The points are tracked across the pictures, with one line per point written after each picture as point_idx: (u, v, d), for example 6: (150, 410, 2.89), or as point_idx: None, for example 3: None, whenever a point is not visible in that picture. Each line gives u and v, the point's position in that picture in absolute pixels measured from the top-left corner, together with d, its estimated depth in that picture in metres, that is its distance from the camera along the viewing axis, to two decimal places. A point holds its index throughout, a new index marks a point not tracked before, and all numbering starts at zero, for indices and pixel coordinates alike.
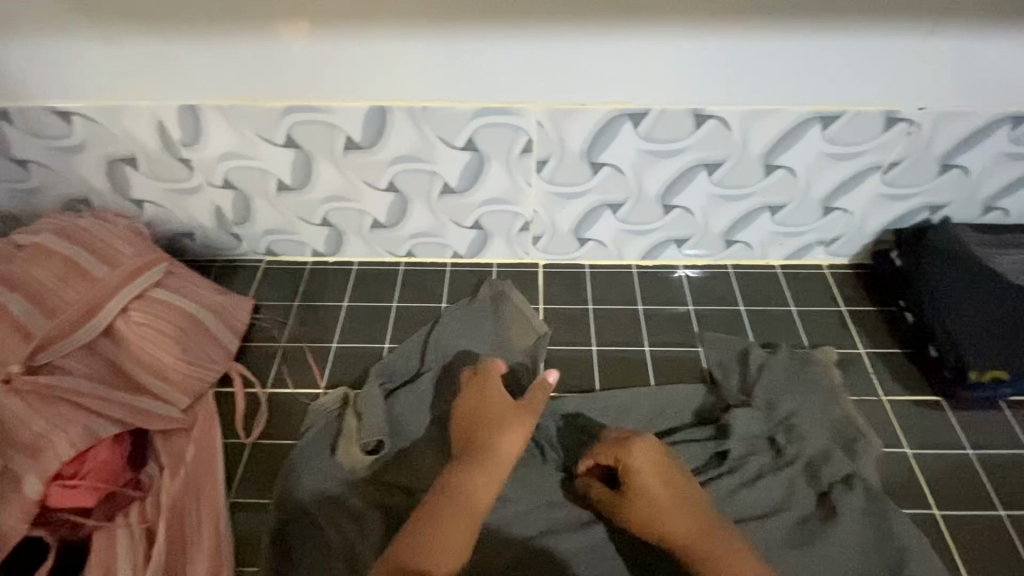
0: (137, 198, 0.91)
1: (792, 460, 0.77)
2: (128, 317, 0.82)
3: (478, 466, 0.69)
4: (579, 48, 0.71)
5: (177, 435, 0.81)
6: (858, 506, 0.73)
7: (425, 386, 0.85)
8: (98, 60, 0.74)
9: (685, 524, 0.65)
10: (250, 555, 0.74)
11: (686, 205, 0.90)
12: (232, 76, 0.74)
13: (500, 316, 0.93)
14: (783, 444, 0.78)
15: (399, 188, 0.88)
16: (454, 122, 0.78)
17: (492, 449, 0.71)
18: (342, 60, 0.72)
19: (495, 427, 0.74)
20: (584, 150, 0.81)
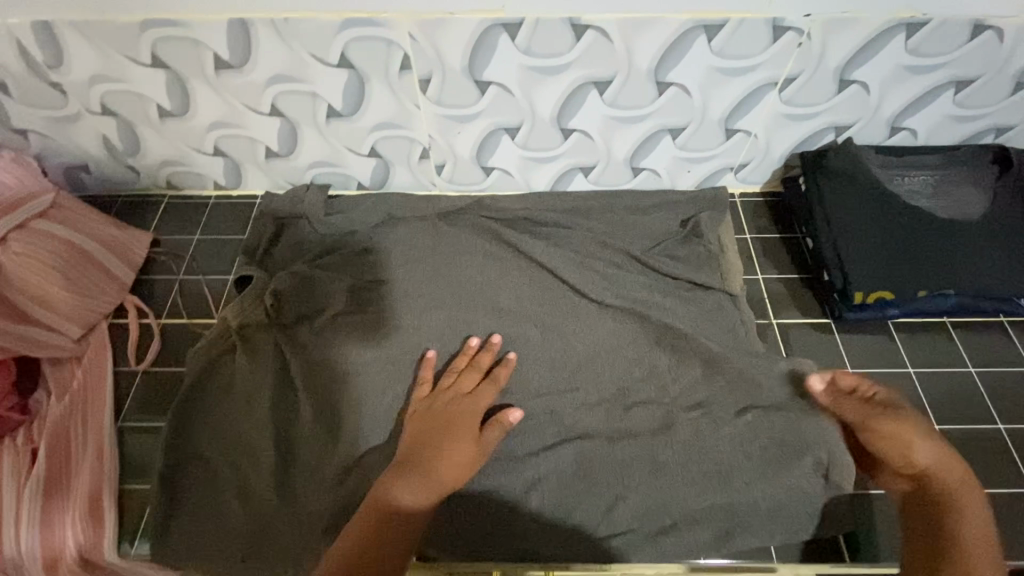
0: (19, 126, 0.89)
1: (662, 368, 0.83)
2: (9, 247, 0.81)
3: (415, 477, 0.68)
4: None
5: (68, 362, 0.82)
6: (715, 426, 0.78)
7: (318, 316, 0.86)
8: None
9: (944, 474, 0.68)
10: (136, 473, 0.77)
11: (583, 129, 0.87)
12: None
13: (409, 228, 0.94)
14: (660, 355, 0.84)
15: (284, 113, 0.85)
16: (323, 36, 0.75)
17: (439, 460, 0.70)
18: None
19: (452, 439, 0.72)
20: (464, 67, 0.78)
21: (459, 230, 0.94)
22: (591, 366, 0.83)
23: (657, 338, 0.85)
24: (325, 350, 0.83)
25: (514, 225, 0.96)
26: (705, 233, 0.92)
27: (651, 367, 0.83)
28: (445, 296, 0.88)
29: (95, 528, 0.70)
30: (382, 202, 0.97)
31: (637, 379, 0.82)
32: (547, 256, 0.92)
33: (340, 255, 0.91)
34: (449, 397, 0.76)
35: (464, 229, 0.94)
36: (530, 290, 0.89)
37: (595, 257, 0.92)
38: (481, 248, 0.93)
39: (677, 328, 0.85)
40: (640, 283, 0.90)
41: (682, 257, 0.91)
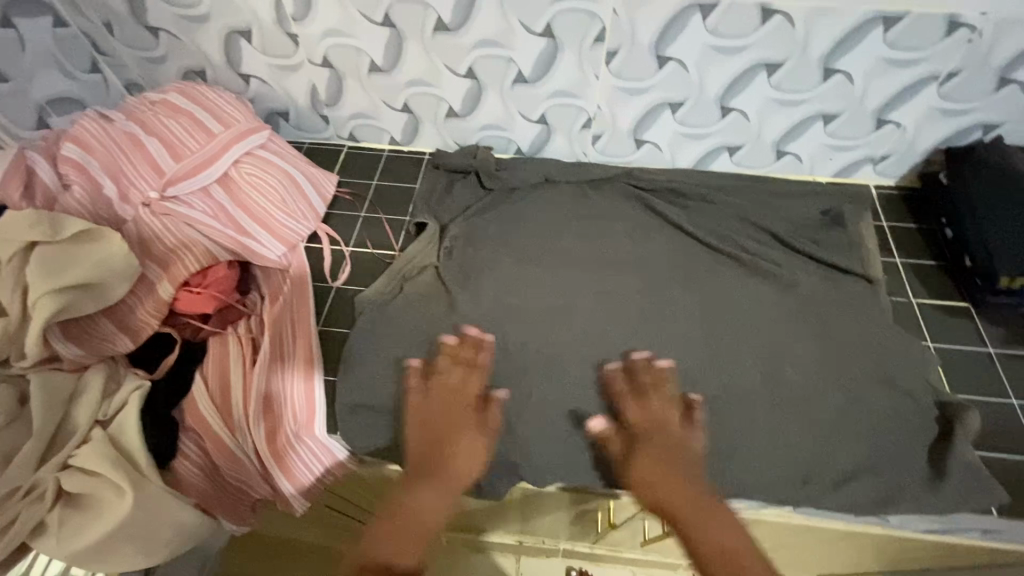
0: (245, 72, 1.03)
1: (805, 330, 0.89)
2: (241, 168, 0.95)
3: (433, 481, 0.75)
4: None
5: (276, 273, 0.94)
6: (860, 386, 0.84)
7: (490, 255, 0.97)
8: None
9: (671, 484, 0.74)
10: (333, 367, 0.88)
11: (742, 108, 0.96)
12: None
13: (571, 189, 1.05)
14: (801, 318, 0.90)
15: (476, 76, 0.97)
16: (537, 7, 0.86)
17: (456, 467, 0.77)
18: None
19: (456, 447, 0.78)
20: (652, 42, 0.88)
21: (613, 199, 1.03)
22: (737, 322, 0.90)
23: (799, 305, 0.92)
24: (499, 283, 0.94)
25: (661, 198, 1.04)
26: (847, 222, 0.99)
27: (795, 328, 0.89)
28: (603, 250, 0.98)
29: (306, 408, 0.82)
30: (541, 165, 1.07)
31: (782, 337, 0.89)
32: (694, 225, 1.00)
33: (514, 203, 1.03)
34: (429, 402, 0.81)
35: (616, 196, 1.04)
36: (677, 252, 0.98)
37: (738, 230, 1.00)
38: (633, 214, 1.02)
39: (817, 296, 0.92)
40: (783, 256, 0.97)
41: (824, 240, 0.98)
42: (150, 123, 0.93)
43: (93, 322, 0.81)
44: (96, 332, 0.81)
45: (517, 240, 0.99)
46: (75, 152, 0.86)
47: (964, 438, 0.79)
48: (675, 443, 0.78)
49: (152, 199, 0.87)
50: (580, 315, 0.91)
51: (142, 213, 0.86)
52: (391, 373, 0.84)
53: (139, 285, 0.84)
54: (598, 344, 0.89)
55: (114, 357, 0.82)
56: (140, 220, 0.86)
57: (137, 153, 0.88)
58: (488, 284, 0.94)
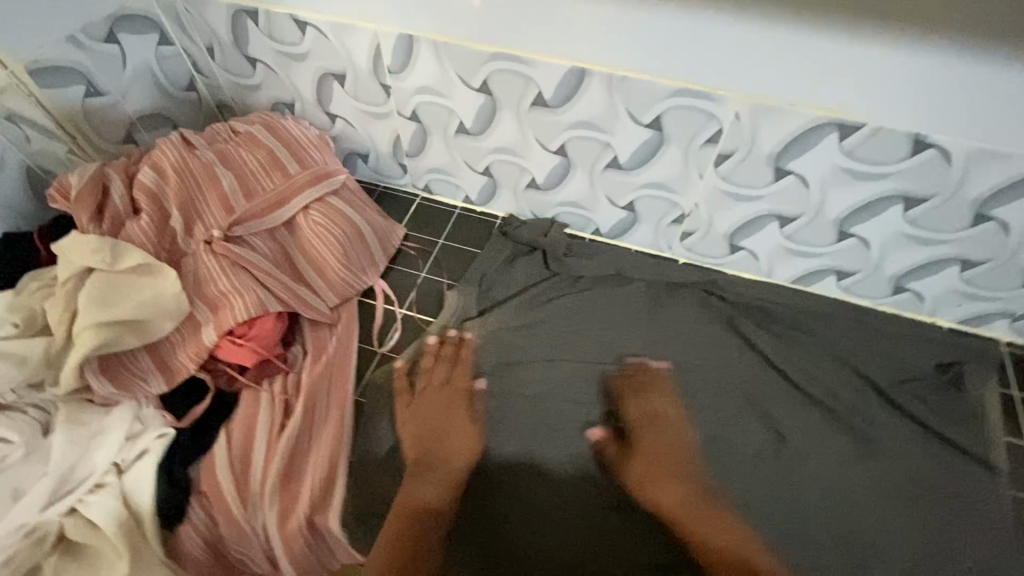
0: (333, 111, 1.00)
1: (899, 511, 0.78)
2: (310, 215, 0.91)
3: (429, 475, 0.78)
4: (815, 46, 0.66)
5: (323, 327, 0.90)
6: None
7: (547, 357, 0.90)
8: None
9: (669, 495, 0.77)
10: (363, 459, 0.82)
11: (864, 236, 0.84)
12: (464, 13, 0.77)
13: (647, 292, 0.95)
14: (898, 495, 0.79)
15: (568, 154, 0.90)
16: (650, 99, 0.77)
17: (450, 448, 0.80)
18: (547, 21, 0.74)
19: (451, 423, 0.83)
20: (773, 153, 0.78)
21: (687, 311, 0.93)
22: (819, 488, 0.80)
23: (892, 483, 0.80)
24: (552, 390, 0.87)
25: (745, 318, 0.92)
26: (966, 386, 0.86)
27: (885, 506, 0.78)
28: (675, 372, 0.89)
29: (324, 495, 0.76)
30: (618, 256, 0.98)
31: (869, 516, 0.78)
32: (780, 358, 0.89)
33: (583, 298, 0.95)
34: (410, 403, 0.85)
35: (691, 307, 0.94)
36: (758, 385, 0.87)
37: (829, 372, 0.88)
38: (710, 332, 0.91)
39: (919, 472, 0.80)
40: (884, 415, 0.84)
41: (936, 403, 0.85)
42: (230, 154, 0.90)
43: (132, 358, 0.78)
44: (133, 369, 0.78)
45: (580, 342, 0.92)
46: (150, 178, 0.83)
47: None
48: (660, 426, 0.83)
49: (216, 237, 0.83)
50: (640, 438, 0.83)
51: (202, 250, 0.82)
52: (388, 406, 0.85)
53: (184, 324, 0.80)
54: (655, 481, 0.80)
55: (145, 398, 0.79)
56: (199, 258, 0.82)
57: (211, 187, 0.86)
58: (543, 388, 0.87)
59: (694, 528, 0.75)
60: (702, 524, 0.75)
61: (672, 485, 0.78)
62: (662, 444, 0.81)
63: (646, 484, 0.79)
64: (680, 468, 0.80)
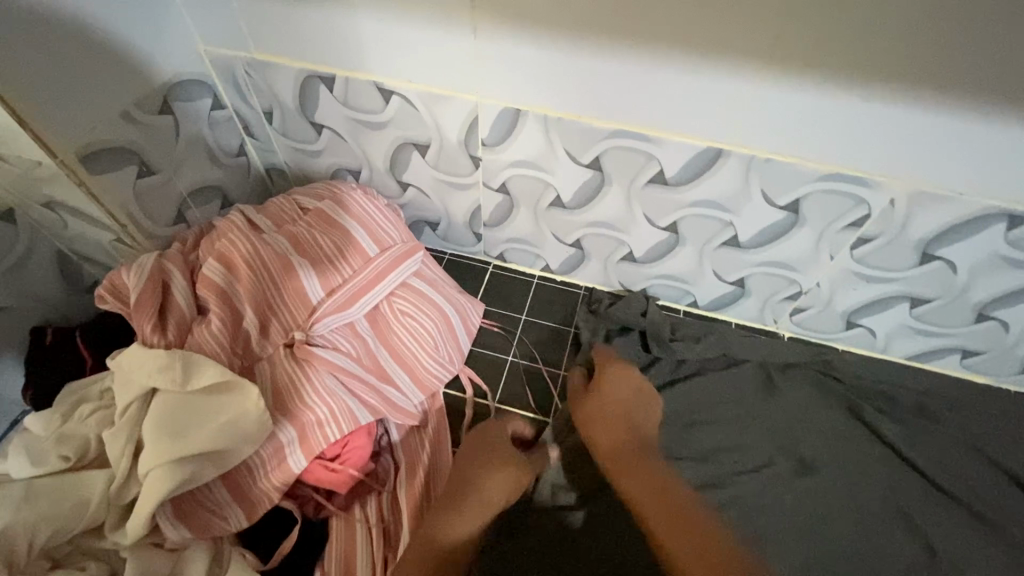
0: (406, 180, 0.90)
1: None
2: (394, 304, 0.82)
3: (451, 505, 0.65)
4: (1004, 139, 0.59)
5: (412, 431, 0.79)
6: None
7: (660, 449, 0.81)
8: (434, 51, 0.69)
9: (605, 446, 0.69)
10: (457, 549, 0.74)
11: (1006, 320, 0.78)
12: (587, 89, 0.68)
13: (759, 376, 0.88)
14: None
15: (678, 231, 0.82)
16: (792, 182, 0.70)
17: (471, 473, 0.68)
18: (684, 101, 0.66)
19: (480, 459, 0.69)
20: (922, 240, 0.71)
21: (805, 394, 0.86)
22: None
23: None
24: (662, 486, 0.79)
25: (866, 403, 0.86)
26: None
27: None
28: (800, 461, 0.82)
29: None
30: (726, 336, 0.90)
31: None
32: (907, 446, 0.82)
33: (691, 385, 0.87)
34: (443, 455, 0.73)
35: (806, 390, 0.87)
36: (890, 480, 0.80)
37: (958, 462, 0.81)
38: (833, 418, 0.84)
39: None
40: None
41: None
42: (302, 237, 0.79)
43: (207, 490, 0.67)
44: (209, 505, 0.67)
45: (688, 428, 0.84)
46: (218, 273, 0.73)
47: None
48: (604, 394, 0.76)
49: (297, 341, 0.73)
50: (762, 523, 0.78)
51: (283, 355, 0.72)
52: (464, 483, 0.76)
53: (265, 447, 0.69)
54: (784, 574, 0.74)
55: (223, 535, 0.67)
56: (279, 365, 0.72)
57: (286, 279, 0.75)
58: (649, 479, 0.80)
59: (651, 497, 0.61)
60: (637, 487, 0.62)
61: (619, 432, 0.70)
62: (625, 395, 0.75)
63: (627, 476, 0.64)
64: (614, 420, 0.72)
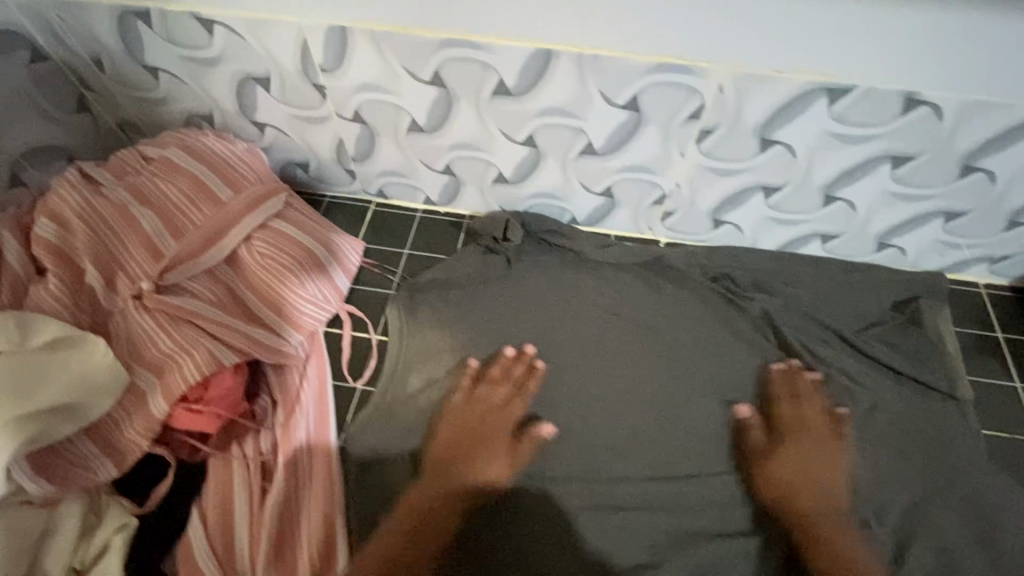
0: (260, 120, 0.87)
1: (910, 450, 0.79)
2: (253, 245, 0.80)
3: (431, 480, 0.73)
4: (795, 7, 0.61)
5: (290, 370, 0.79)
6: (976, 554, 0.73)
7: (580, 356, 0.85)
8: None
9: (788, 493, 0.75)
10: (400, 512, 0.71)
11: (851, 199, 0.81)
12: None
13: (641, 273, 0.92)
14: (897, 429, 0.81)
15: (537, 143, 0.81)
16: (624, 77, 0.69)
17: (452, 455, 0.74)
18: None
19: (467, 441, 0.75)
20: (759, 125, 0.72)
21: (671, 288, 0.91)
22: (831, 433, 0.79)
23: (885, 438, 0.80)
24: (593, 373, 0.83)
25: (739, 295, 0.90)
26: (926, 322, 0.88)
27: (897, 441, 0.80)
28: (682, 339, 0.86)
29: (327, 556, 0.68)
30: (586, 241, 0.93)
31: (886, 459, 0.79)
32: (743, 317, 0.88)
33: (601, 295, 0.90)
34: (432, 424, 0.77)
35: (664, 287, 0.91)
36: (745, 364, 0.85)
37: (801, 332, 0.88)
38: (679, 307, 0.89)
39: (904, 412, 0.82)
40: (869, 365, 0.86)
41: (900, 345, 0.87)
42: (144, 188, 0.77)
43: (70, 445, 0.68)
44: (73, 459, 0.67)
45: (615, 331, 0.87)
46: (50, 232, 0.71)
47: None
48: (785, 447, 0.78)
49: (145, 291, 0.72)
50: (665, 362, 0.85)
51: (131, 307, 0.71)
52: (415, 449, 0.76)
53: (127, 395, 0.69)
54: (704, 418, 0.80)
55: (97, 488, 0.68)
56: (131, 317, 0.71)
57: (130, 232, 0.75)
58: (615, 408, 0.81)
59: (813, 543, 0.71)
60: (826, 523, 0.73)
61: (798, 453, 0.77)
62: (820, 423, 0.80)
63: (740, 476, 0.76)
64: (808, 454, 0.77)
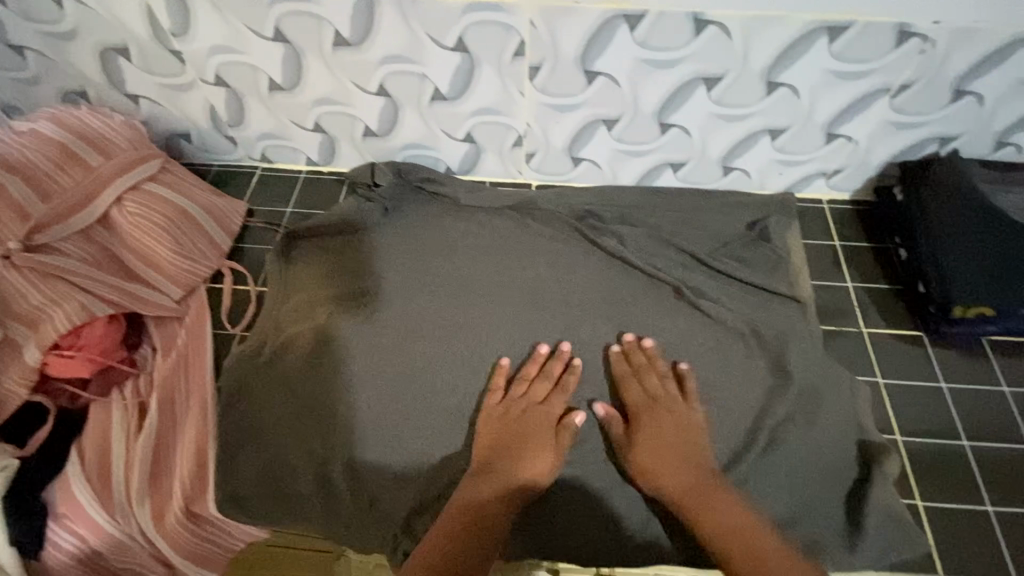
0: (131, 91, 0.91)
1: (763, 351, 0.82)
2: (124, 207, 0.84)
3: (492, 478, 0.70)
4: None
5: (170, 322, 0.84)
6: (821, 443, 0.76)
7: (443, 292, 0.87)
8: None
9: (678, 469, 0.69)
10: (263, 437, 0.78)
11: (683, 124, 0.87)
12: None
13: (513, 216, 0.94)
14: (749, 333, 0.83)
15: (390, 92, 0.87)
16: (444, 18, 0.78)
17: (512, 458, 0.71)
18: None
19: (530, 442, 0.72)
20: (578, 56, 0.80)
21: (538, 225, 0.93)
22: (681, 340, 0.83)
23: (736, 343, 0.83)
24: (456, 305, 0.86)
25: (603, 228, 0.93)
26: (773, 237, 0.92)
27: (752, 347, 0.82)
28: (544, 270, 0.89)
29: (200, 482, 0.74)
30: (458, 186, 0.97)
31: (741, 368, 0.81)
32: (607, 245, 0.91)
33: (469, 234, 0.93)
34: (525, 409, 0.75)
35: (534, 224, 0.94)
36: (606, 282, 0.88)
37: (662, 255, 0.91)
38: (543, 235, 0.92)
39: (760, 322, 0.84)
40: (720, 278, 0.89)
41: (753, 259, 0.90)
42: (15, 159, 0.83)
43: None
44: None
45: (481, 266, 0.90)
46: None
47: (884, 483, 0.73)
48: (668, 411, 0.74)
49: (14, 251, 0.77)
50: (528, 286, 0.87)
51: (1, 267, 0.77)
52: (279, 382, 0.80)
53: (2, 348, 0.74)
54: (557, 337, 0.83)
55: None
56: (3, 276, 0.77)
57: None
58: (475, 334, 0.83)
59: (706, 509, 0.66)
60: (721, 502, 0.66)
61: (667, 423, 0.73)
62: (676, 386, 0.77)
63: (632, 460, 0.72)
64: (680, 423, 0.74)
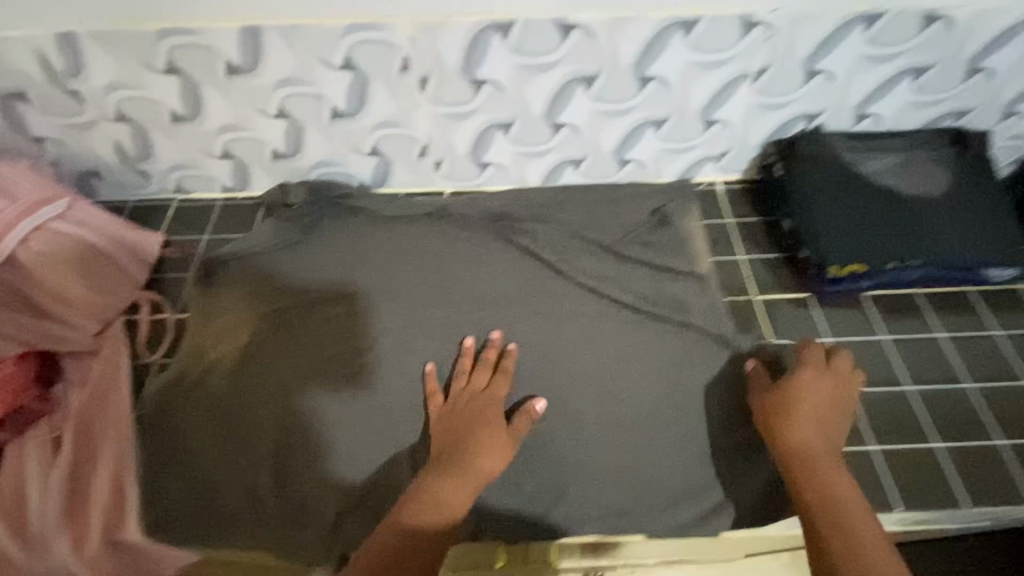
0: (35, 134, 0.93)
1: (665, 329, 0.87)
2: (29, 247, 0.84)
3: (454, 469, 0.70)
4: None
5: (85, 356, 0.85)
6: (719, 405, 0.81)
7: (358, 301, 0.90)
8: None
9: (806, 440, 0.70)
10: (193, 459, 0.78)
11: (572, 122, 0.93)
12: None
13: (429, 222, 0.97)
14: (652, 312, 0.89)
15: (290, 114, 0.91)
16: (329, 40, 0.82)
17: (468, 451, 0.72)
18: None
19: (476, 439, 0.73)
20: (460, 66, 0.85)
21: (450, 229, 0.97)
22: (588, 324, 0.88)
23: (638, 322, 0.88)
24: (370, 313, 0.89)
25: (514, 226, 0.97)
26: (673, 221, 0.98)
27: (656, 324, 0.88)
28: (458, 272, 0.93)
29: (118, 509, 0.74)
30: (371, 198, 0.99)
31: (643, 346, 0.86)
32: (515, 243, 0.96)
33: (383, 241, 0.95)
34: (468, 397, 0.78)
35: (447, 228, 0.97)
36: (517, 279, 0.92)
37: (570, 247, 0.95)
38: (455, 238, 0.96)
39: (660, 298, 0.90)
40: (624, 264, 0.94)
41: (655, 242, 0.96)
42: None
43: None
44: None
45: (398, 272, 0.92)
46: None
47: None
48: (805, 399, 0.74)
49: None
50: (442, 291, 0.91)
51: None
52: (204, 402, 0.81)
53: None
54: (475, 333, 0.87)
55: None
56: None
57: None
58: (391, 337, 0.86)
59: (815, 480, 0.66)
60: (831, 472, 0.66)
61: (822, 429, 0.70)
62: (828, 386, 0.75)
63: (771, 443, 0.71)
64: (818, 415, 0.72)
